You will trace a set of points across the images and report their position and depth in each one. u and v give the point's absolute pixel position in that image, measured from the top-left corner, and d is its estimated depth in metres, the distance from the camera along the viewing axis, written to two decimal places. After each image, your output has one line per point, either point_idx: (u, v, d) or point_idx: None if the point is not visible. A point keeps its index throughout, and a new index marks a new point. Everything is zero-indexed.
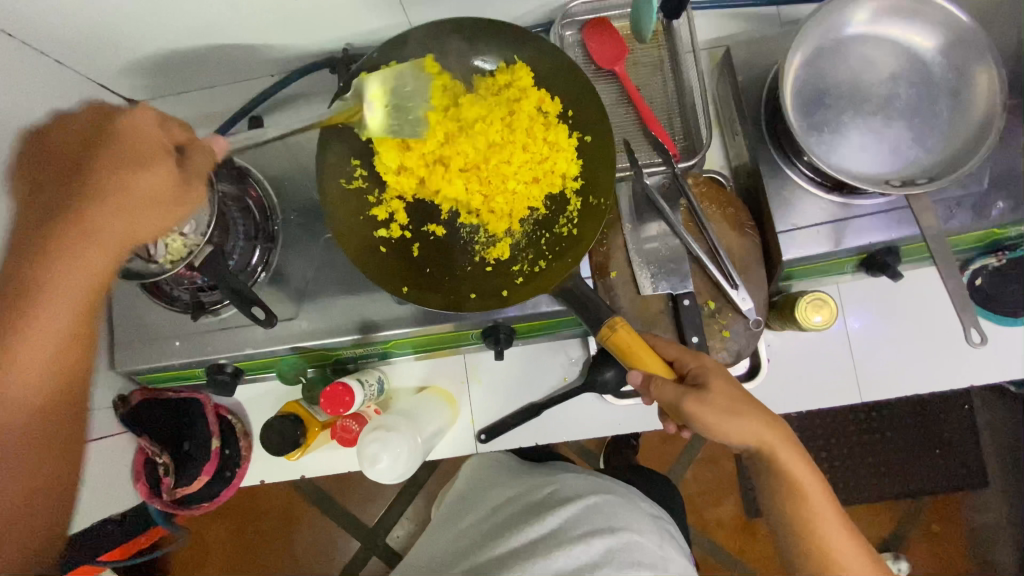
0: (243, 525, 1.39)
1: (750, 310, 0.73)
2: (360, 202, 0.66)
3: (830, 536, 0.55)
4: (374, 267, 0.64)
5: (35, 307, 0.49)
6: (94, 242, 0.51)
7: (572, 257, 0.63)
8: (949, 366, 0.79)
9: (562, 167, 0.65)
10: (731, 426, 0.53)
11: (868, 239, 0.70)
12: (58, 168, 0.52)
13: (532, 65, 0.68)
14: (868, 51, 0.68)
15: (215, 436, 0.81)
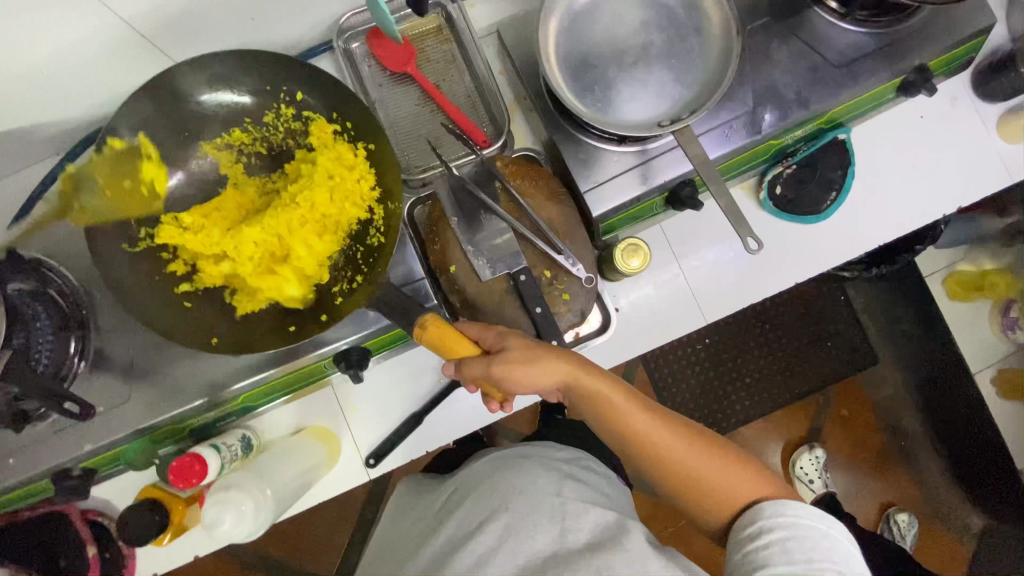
0: None
1: (578, 271, 0.77)
2: (155, 262, 0.64)
3: (657, 437, 0.60)
4: (185, 325, 0.63)
5: None
6: None
7: (381, 267, 0.62)
8: (781, 267, 0.87)
9: (353, 181, 0.64)
10: (532, 375, 0.59)
11: (667, 176, 0.75)
12: None
13: (297, 87, 0.67)
14: (614, 9, 0.73)
15: (90, 542, 0.78)
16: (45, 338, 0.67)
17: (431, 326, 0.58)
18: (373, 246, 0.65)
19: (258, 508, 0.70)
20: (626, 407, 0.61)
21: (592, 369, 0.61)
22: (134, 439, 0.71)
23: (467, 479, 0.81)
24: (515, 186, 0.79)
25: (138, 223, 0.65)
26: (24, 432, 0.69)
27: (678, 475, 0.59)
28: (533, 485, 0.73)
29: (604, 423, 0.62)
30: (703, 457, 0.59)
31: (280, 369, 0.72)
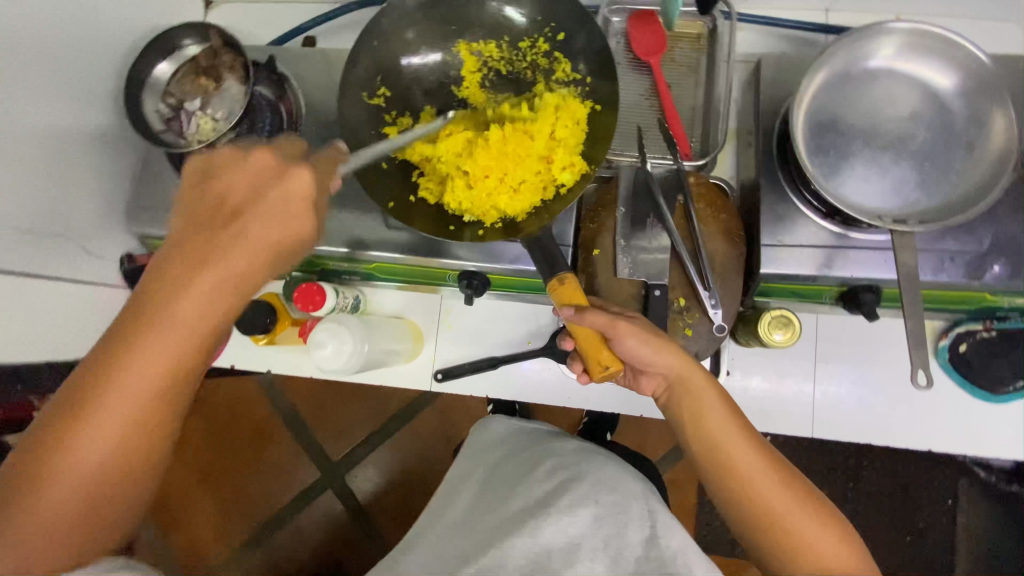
0: (220, 429, 1.46)
1: (717, 316, 0.74)
2: (376, 117, 0.71)
3: (745, 462, 0.55)
4: (374, 179, 0.69)
5: (158, 329, 0.48)
6: (216, 259, 0.48)
7: (551, 213, 0.65)
8: (916, 422, 0.78)
9: (565, 128, 0.68)
10: (645, 349, 0.59)
11: (854, 271, 0.70)
12: (211, 214, 0.49)
13: (563, 27, 0.71)
14: (892, 87, 0.68)
15: None
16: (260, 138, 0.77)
17: (569, 284, 0.60)
18: (552, 194, 0.67)
19: (354, 354, 0.76)
20: (719, 422, 0.57)
21: (699, 373, 0.60)
22: None
23: (540, 448, 0.81)
24: (696, 207, 0.77)
25: (380, 77, 0.71)
26: None
27: (757, 507, 0.54)
28: (606, 476, 0.72)
29: (692, 429, 0.59)
30: (791, 497, 0.53)
31: (417, 258, 0.78)
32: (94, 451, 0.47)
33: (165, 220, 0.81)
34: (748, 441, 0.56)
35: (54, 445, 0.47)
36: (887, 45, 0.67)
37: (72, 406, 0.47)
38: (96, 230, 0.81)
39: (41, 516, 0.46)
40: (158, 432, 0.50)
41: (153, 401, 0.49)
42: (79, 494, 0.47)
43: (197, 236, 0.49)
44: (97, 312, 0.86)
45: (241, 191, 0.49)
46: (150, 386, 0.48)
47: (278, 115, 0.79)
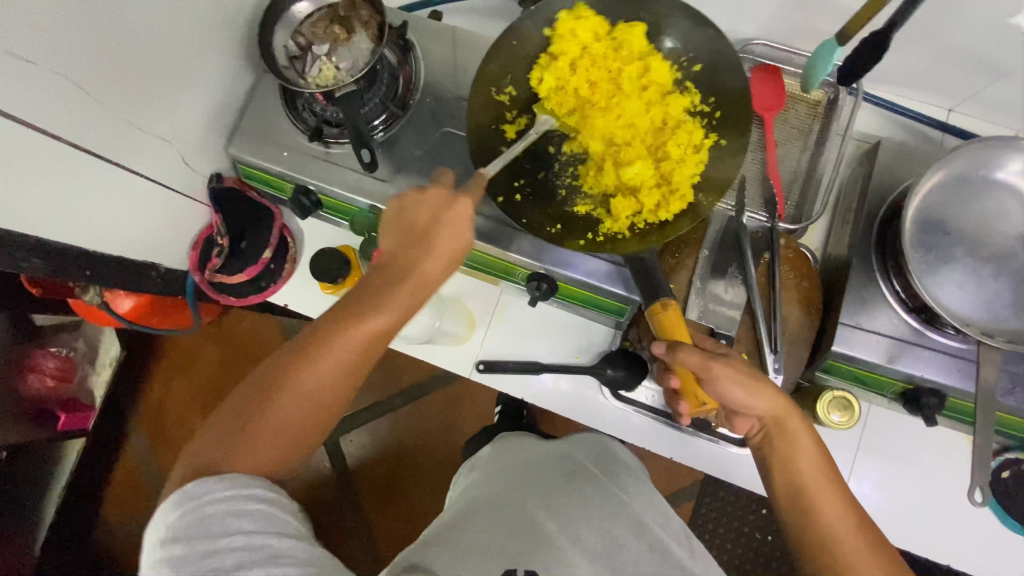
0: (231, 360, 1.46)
1: (776, 380, 0.74)
2: (499, 114, 0.74)
3: (830, 520, 0.56)
4: (489, 170, 0.72)
5: (368, 317, 0.58)
6: (409, 273, 0.60)
7: (656, 239, 0.68)
8: (940, 537, 0.76)
9: (687, 155, 0.69)
10: (745, 390, 0.59)
11: (922, 371, 0.69)
12: (409, 235, 0.61)
13: (701, 59, 0.72)
14: (1009, 202, 0.68)
15: (270, 247, 0.88)
16: (375, 97, 0.79)
17: (666, 313, 0.62)
18: (658, 219, 0.68)
19: (424, 328, 0.81)
20: (811, 471, 0.59)
21: (798, 417, 0.60)
22: (364, 209, 0.81)
23: (571, 453, 0.78)
24: (780, 269, 0.77)
25: (508, 77, 0.74)
26: (310, 146, 0.82)
27: (830, 557, 0.55)
28: (640, 498, 0.72)
29: (780, 474, 0.61)
30: (870, 561, 0.54)
31: (493, 248, 0.78)
32: (312, 383, 0.57)
33: (264, 152, 0.83)
34: (835, 497, 0.57)
35: (270, 386, 0.57)
36: (1019, 161, 0.67)
37: (267, 383, 0.57)
38: (197, 144, 0.83)
39: (279, 430, 0.56)
40: (336, 399, 0.59)
41: (336, 385, 0.58)
42: (274, 437, 0.56)
43: (405, 241, 0.61)
44: (174, 221, 0.88)
45: (427, 218, 0.61)
46: (336, 374, 0.58)
47: (395, 81, 0.81)
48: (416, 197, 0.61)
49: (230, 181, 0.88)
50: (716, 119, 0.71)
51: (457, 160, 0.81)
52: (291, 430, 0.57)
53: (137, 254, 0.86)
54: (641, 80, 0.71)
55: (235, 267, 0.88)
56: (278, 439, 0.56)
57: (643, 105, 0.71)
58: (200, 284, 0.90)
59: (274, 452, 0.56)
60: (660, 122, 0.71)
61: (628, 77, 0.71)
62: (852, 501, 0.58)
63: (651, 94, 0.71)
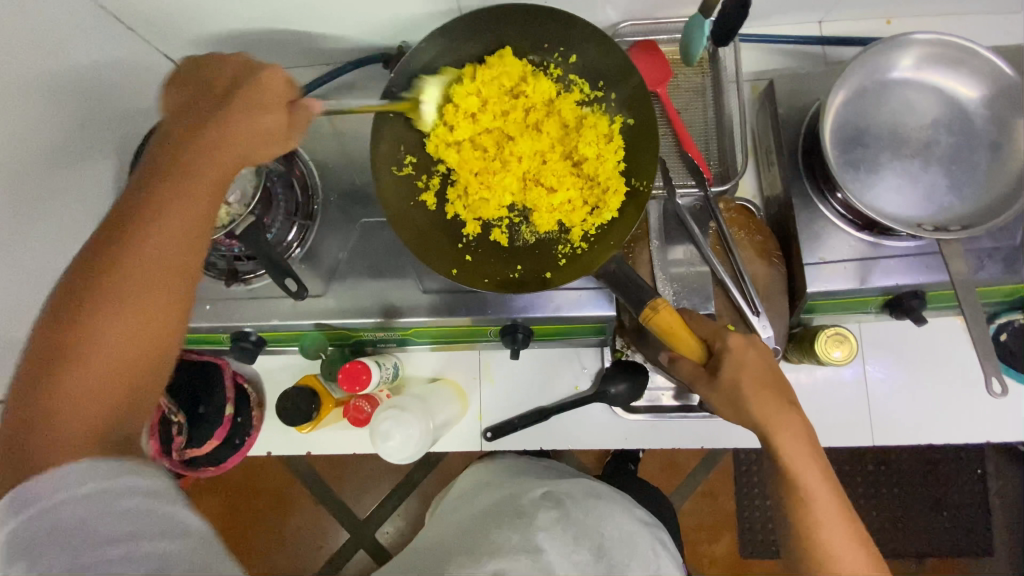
0: (235, 504, 1.40)
1: (770, 339, 0.73)
2: (410, 186, 0.70)
3: (820, 497, 0.58)
4: (428, 249, 0.68)
5: (163, 211, 0.49)
6: (199, 167, 0.51)
7: (615, 240, 0.66)
8: (972, 419, 0.78)
9: (604, 148, 0.67)
10: (745, 391, 0.61)
11: (895, 280, 0.70)
12: (191, 115, 0.54)
13: (574, 50, 0.70)
14: (911, 96, 0.69)
15: (231, 402, 0.82)
16: (278, 216, 0.72)
17: (664, 316, 0.60)
18: (605, 221, 0.67)
19: (422, 436, 0.75)
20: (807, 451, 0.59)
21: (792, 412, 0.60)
22: (311, 331, 0.76)
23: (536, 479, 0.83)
24: (730, 233, 0.77)
25: (404, 147, 0.70)
26: (232, 289, 0.77)
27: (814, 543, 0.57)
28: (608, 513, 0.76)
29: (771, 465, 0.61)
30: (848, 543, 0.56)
31: (454, 319, 0.75)
32: (123, 329, 0.46)
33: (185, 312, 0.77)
34: (828, 489, 0.58)
35: (91, 294, 0.46)
36: (907, 57, 0.68)
37: (70, 322, 0.45)
38: None
39: (118, 351, 0.46)
40: (154, 337, 0.49)
41: (152, 316, 0.48)
42: (91, 398, 0.45)
43: (180, 146, 0.52)
44: None
45: (218, 111, 0.53)
46: (150, 287, 0.48)
47: (292, 189, 0.75)
48: (201, 71, 0.56)
49: None
50: (615, 103, 0.70)
51: (384, 246, 0.77)
52: (108, 382, 0.46)
53: None
54: (531, 95, 0.69)
55: (202, 437, 0.82)
56: (85, 410, 0.44)
57: (544, 120, 0.69)
58: (172, 466, 0.85)
59: (98, 390, 0.45)
60: (566, 123, 0.69)
61: (520, 100, 0.69)
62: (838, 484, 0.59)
63: (545, 105, 0.69)
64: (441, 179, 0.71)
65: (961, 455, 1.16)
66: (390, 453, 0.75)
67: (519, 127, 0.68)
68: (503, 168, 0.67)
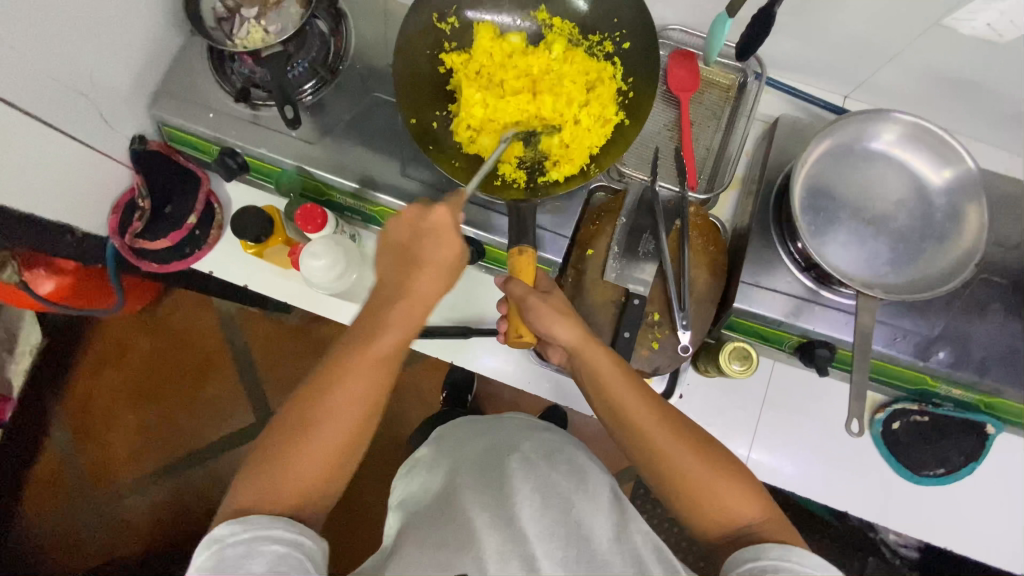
0: (171, 351, 1.64)
1: (684, 335, 0.77)
2: (435, 41, 0.76)
3: (662, 436, 0.60)
4: (410, 93, 0.74)
5: (381, 330, 0.59)
6: (424, 260, 0.60)
7: (542, 194, 0.72)
8: (839, 485, 0.82)
9: (592, 128, 0.72)
10: (553, 326, 0.64)
11: (814, 324, 0.75)
12: (394, 258, 0.62)
13: (631, 38, 0.73)
14: (886, 170, 0.75)
15: (195, 213, 0.87)
16: (302, 63, 0.81)
17: (523, 258, 0.66)
18: (548, 178, 0.73)
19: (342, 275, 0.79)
20: (634, 401, 0.62)
21: (594, 343, 0.65)
22: (291, 172, 0.82)
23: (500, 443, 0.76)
24: (690, 234, 0.80)
25: (454, 7, 0.76)
26: (237, 106, 0.82)
27: (663, 459, 0.59)
28: (561, 485, 0.67)
29: (595, 393, 0.65)
30: (716, 475, 0.58)
31: None
32: (329, 446, 0.57)
33: (191, 112, 0.82)
34: (645, 401, 0.62)
35: (298, 416, 0.57)
36: (890, 131, 0.74)
37: (292, 424, 0.57)
38: (120, 104, 0.82)
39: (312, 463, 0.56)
40: (364, 413, 0.59)
41: (357, 415, 0.58)
42: (313, 473, 0.57)
43: (385, 286, 0.61)
44: (98, 183, 0.86)
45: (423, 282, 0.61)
46: (352, 397, 0.58)
47: (325, 46, 0.83)
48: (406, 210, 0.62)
49: (154, 144, 0.87)
50: (629, 100, 0.74)
51: (385, 124, 0.82)
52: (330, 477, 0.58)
53: (55, 213, 0.82)
54: (570, 64, 0.74)
55: (158, 233, 0.87)
56: (300, 484, 0.56)
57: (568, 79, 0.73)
58: (120, 249, 0.88)
59: (307, 481, 0.56)
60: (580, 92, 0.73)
61: (563, 60, 0.74)
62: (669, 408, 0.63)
63: (579, 70, 0.74)
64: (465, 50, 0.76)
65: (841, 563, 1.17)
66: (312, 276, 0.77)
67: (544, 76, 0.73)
68: (508, 81, 0.72)
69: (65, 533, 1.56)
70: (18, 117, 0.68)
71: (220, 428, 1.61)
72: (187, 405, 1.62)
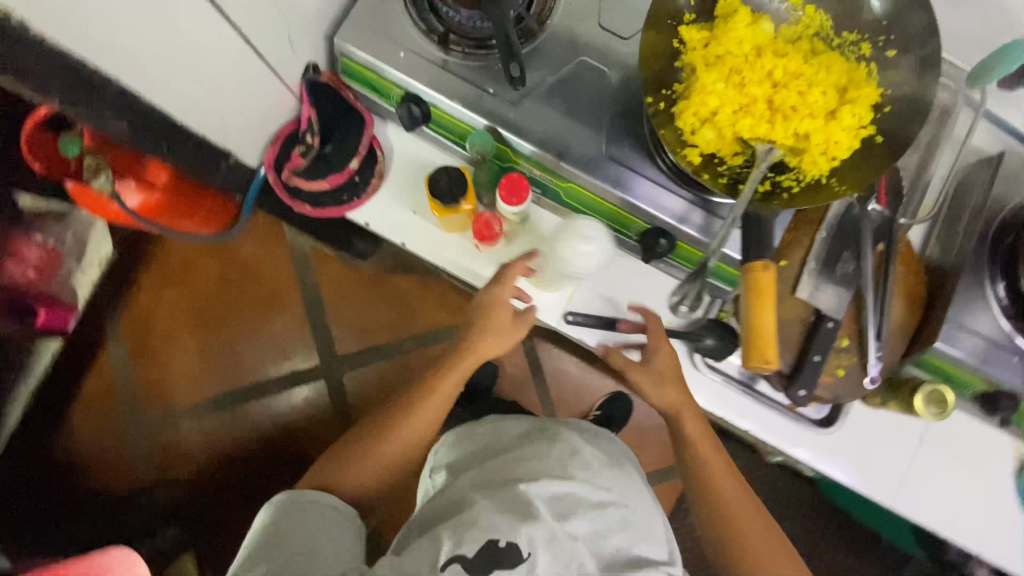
0: (236, 279, 1.55)
1: (875, 368, 0.75)
2: (675, 13, 0.69)
3: (715, 470, 0.79)
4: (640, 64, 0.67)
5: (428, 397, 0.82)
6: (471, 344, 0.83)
7: (775, 204, 0.66)
8: (984, 531, 0.82)
9: (840, 135, 0.63)
10: (689, 416, 0.80)
11: (1006, 375, 0.73)
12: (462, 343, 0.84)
13: (901, 47, 0.65)
14: None
15: (357, 158, 0.80)
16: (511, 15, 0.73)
17: (765, 274, 0.58)
18: (778, 186, 0.67)
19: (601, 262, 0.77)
20: (712, 452, 0.80)
21: (710, 442, 0.80)
22: (483, 131, 0.75)
23: (552, 432, 0.81)
24: (895, 262, 0.77)
25: None
26: (432, 52, 0.74)
27: (731, 526, 0.77)
28: (629, 500, 0.73)
29: (697, 477, 0.80)
30: (762, 541, 0.76)
31: (617, 195, 0.75)
32: (397, 442, 0.81)
33: (382, 49, 0.74)
34: (734, 485, 0.79)
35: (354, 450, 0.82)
36: None
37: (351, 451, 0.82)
38: (305, 28, 0.73)
39: (381, 455, 0.81)
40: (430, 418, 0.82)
41: (403, 447, 0.81)
42: (393, 459, 0.81)
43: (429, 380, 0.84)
44: (264, 112, 0.79)
45: (502, 320, 0.81)
46: (420, 420, 0.82)
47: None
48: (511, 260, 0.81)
49: (325, 75, 0.80)
50: (885, 114, 0.66)
51: (591, 96, 0.75)
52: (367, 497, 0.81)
53: (219, 138, 0.75)
54: (825, 58, 0.65)
55: (317, 174, 0.81)
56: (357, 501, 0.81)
57: (822, 76, 0.65)
58: (272, 184, 0.83)
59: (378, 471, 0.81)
60: (833, 93, 0.65)
61: (818, 53, 0.66)
62: (722, 451, 0.81)
63: (834, 67, 0.65)
64: (704, 28, 0.69)
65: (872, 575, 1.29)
66: (577, 260, 0.76)
67: (795, 69, 0.65)
68: (755, 68, 0.65)
69: (111, 450, 1.47)
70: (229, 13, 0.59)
71: (279, 363, 1.54)
72: (249, 337, 1.54)
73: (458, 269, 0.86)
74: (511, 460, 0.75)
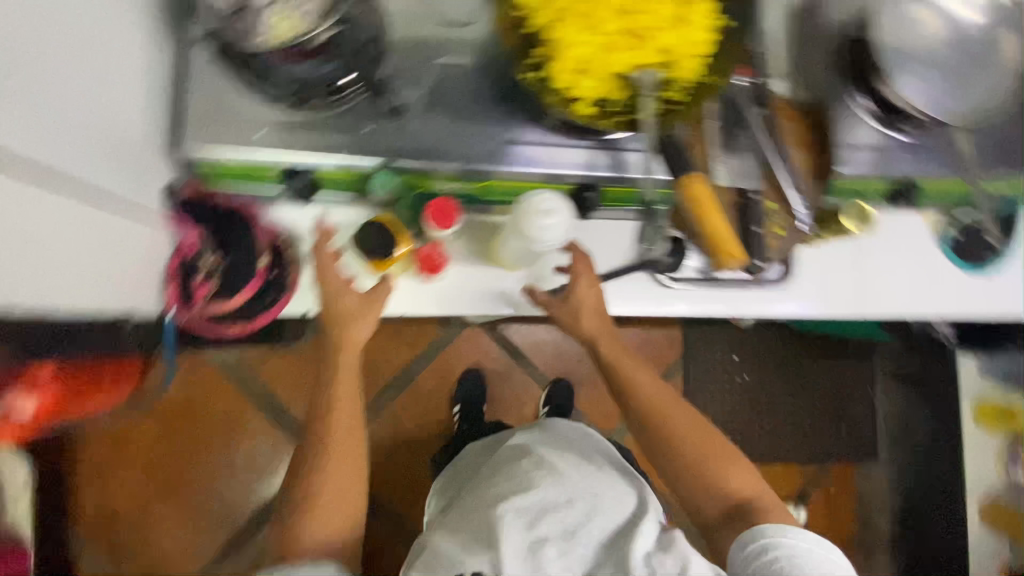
0: (182, 424, 1.32)
1: (806, 214, 0.83)
2: None
3: (670, 418, 0.75)
4: None
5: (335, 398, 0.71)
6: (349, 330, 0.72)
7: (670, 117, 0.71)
8: (936, 297, 0.95)
9: (699, 36, 0.66)
10: (623, 361, 0.78)
11: (900, 169, 0.83)
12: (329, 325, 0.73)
13: None
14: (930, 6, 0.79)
15: (265, 253, 0.77)
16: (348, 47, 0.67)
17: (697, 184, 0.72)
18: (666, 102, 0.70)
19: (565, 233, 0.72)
20: (653, 388, 0.77)
21: (658, 390, 0.77)
22: (379, 170, 0.72)
23: (512, 451, 0.81)
24: (779, 118, 0.84)
25: None
26: (288, 117, 0.69)
27: (692, 458, 0.74)
28: (589, 484, 0.72)
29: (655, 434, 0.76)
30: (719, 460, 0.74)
31: (532, 173, 0.76)
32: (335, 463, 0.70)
33: (236, 138, 0.68)
34: (688, 416, 0.76)
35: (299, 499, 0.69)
36: None
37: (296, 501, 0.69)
38: (142, 155, 0.66)
39: (329, 494, 0.69)
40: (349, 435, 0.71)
41: (342, 460, 0.71)
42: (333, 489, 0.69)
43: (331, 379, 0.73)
44: (144, 260, 0.72)
45: (355, 305, 0.73)
46: (345, 425, 0.71)
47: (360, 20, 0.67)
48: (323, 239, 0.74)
49: (187, 188, 0.74)
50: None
51: (461, 92, 0.73)
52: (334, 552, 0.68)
53: (114, 310, 0.69)
54: None
55: (231, 288, 0.77)
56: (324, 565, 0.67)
57: None
58: (193, 322, 0.80)
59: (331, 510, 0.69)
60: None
61: None
62: (665, 388, 0.78)
63: None
64: None
65: (860, 373, 1.47)
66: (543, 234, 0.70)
67: None
68: (600, 5, 0.64)
69: None
70: (70, 183, 0.53)
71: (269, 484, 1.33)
72: (227, 474, 1.32)
73: (420, 307, 0.84)
74: (482, 493, 0.75)
